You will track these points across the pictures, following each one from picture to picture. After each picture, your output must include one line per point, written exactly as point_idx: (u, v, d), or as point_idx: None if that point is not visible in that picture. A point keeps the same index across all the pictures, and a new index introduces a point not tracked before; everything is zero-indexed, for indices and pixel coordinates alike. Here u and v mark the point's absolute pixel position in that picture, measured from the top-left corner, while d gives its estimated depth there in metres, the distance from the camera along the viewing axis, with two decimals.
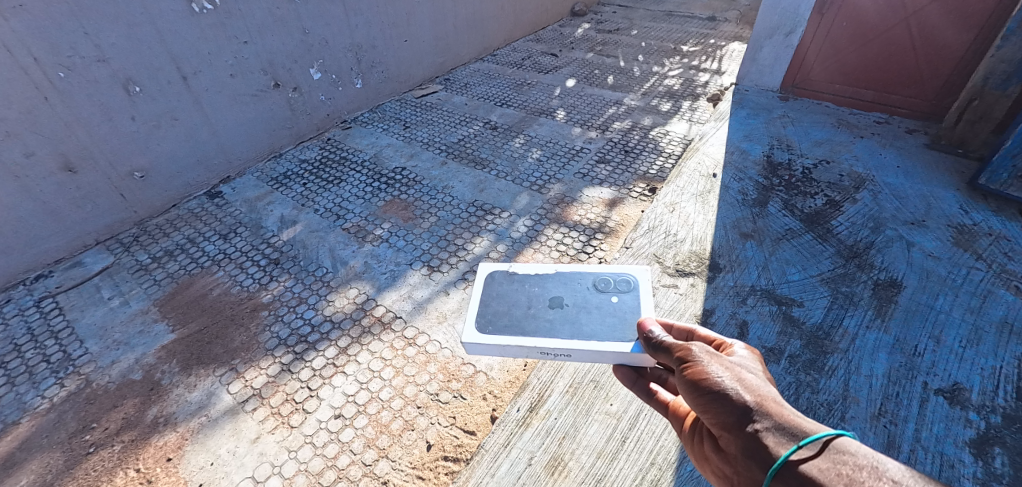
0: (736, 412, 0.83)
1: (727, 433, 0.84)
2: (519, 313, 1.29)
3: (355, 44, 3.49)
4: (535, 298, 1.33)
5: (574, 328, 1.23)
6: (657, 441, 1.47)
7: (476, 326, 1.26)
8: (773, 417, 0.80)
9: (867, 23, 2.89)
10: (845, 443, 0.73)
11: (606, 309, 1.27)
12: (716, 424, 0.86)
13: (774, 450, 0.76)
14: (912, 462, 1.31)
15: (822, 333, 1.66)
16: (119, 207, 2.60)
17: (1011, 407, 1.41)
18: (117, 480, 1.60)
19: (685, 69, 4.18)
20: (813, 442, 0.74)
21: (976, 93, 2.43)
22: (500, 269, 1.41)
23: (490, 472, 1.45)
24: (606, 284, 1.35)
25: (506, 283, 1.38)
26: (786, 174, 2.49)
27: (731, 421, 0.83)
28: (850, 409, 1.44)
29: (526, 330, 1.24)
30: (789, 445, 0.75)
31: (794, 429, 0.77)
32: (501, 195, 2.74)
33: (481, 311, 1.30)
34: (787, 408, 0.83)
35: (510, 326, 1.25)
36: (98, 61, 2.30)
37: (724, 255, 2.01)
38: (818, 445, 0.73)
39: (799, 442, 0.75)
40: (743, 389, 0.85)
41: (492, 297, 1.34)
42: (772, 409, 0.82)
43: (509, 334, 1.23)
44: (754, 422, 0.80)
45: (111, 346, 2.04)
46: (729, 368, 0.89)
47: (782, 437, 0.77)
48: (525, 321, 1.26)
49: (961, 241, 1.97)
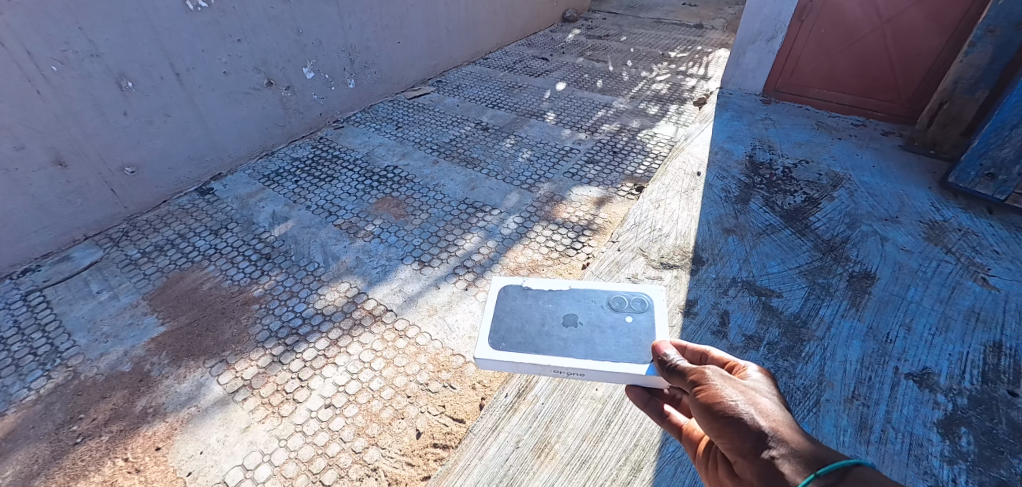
0: (752, 438, 0.86)
1: (742, 459, 0.87)
2: (533, 330, 1.33)
3: (348, 45, 3.54)
4: (549, 315, 1.37)
5: (588, 347, 1.26)
6: (640, 425, 1.51)
7: (489, 341, 1.30)
8: (788, 444, 0.83)
9: (844, 30, 3.01)
10: (863, 474, 0.74)
11: (621, 330, 1.30)
12: (731, 449, 0.89)
13: (792, 477, 0.78)
14: (883, 441, 1.36)
15: (799, 321, 1.72)
16: (109, 202, 2.60)
17: (976, 389, 1.47)
18: (104, 469, 1.60)
19: (672, 74, 4.29)
20: (830, 470, 0.75)
21: (946, 98, 2.52)
22: (514, 283, 1.46)
23: (478, 454, 1.48)
24: (620, 303, 1.38)
25: (520, 298, 1.43)
26: (767, 173, 2.57)
27: (746, 446, 0.86)
28: (825, 393, 1.49)
29: (539, 348, 1.27)
30: (807, 473, 0.77)
31: (810, 456, 0.80)
32: (492, 193, 2.79)
33: (494, 326, 1.34)
34: (803, 436, 0.85)
35: (523, 343, 1.29)
36: (91, 56, 2.32)
37: (707, 249, 2.08)
38: (835, 473, 0.75)
39: (816, 470, 0.77)
40: (758, 415, 0.88)
41: (505, 312, 1.39)
42: (786, 436, 0.85)
43: (523, 351, 1.27)
44: (769, 449, 0.83)
45: (100, 339, 2.03)
46: (743, 392, 0.93)
47: (798, 465, 0.80)
48: (539, 339, 1.30)
49: (933, 236, 2.05)
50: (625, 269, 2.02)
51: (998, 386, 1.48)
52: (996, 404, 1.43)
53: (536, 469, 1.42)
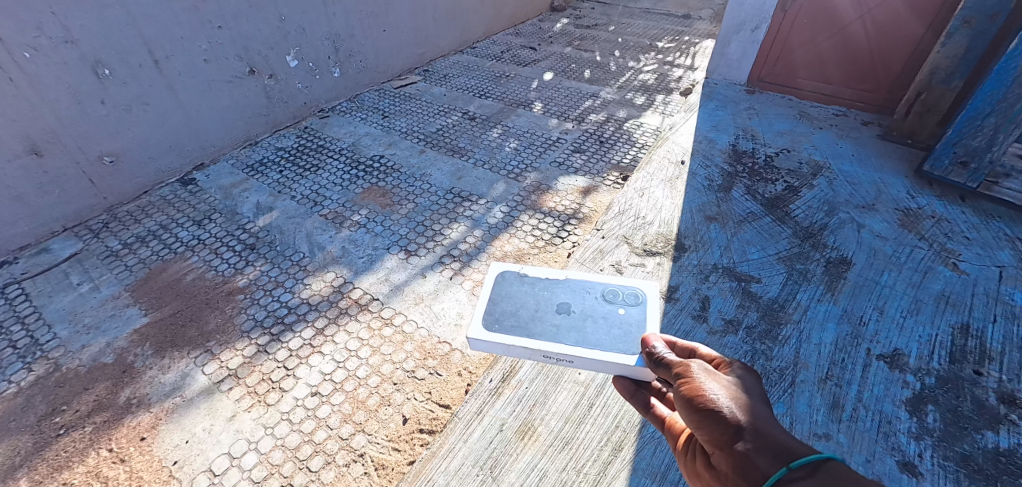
0: (729, 431, 0.86)
1: (719, 451, 0.87)
2: (527, 315, 1.35)
3: (333, 33, 3.49)
4: (543, 302, 1.39)
5: (580, 335, 1.28)
6: (622, 407, 1.54)
7: (483, 322, 1.32)
8: (762, 438, 0.83)
9: (826, 21, 3.04)
10: (833, 468, 0.74)
11: (613, 321, 1.32)
12: (709, 441, 0.90)
13: (764, 469, 0.79)
14: (854, 419, 1.41)
15: (777, 305, 1.77)
16: (88, 193, 2.56)
17: (943, 369, 1.53)
18: (89, 459, 1.60)
19: (660, 64, 4.30)
20: (802, 463, 0.76)
21: (923, 88, 2.57)
22: (512, 270, 1.48)
23: (463, 438, 1.50)
24: (614, 295, 1.40)
25: (516, 284, 1.44)
26: (750, 162, 2.61)
27: (724, 439, 0.86)
28: (801, 374, 1.54)
29: (531, 332, 1.30)
30: (779, 467, 0.78)
31: (783, 451, 0.81)
32: (479, 183, 2.79)
33: (489, 309, 1.36)
34: (779, 431, 0.85)
35: (516, 326, 1.31)
36: (66, 42, 2.26)
37: (690, 236, 2.11)
38: (806, 466, 0.75)
39: (788, 463, 0.78)
40: (737, 409, 0.89)
41: (501, 297, 1.40)
42: (764, 431, 0.85)
43: (515, 335, 1.29)
44: (745, 442, 0.84)
45: (81, 331, 2.01)
46: (725, 386, 0.93)
47: (771, 459, 0.80)
48: (532, 323, 1.32)
49: (907, 223, 2.10)
50: (609, 256, 2.04)
51: (964, 366, 1.54)
52: (962, 383, 1.49)
53: (519, 451, 1.45)
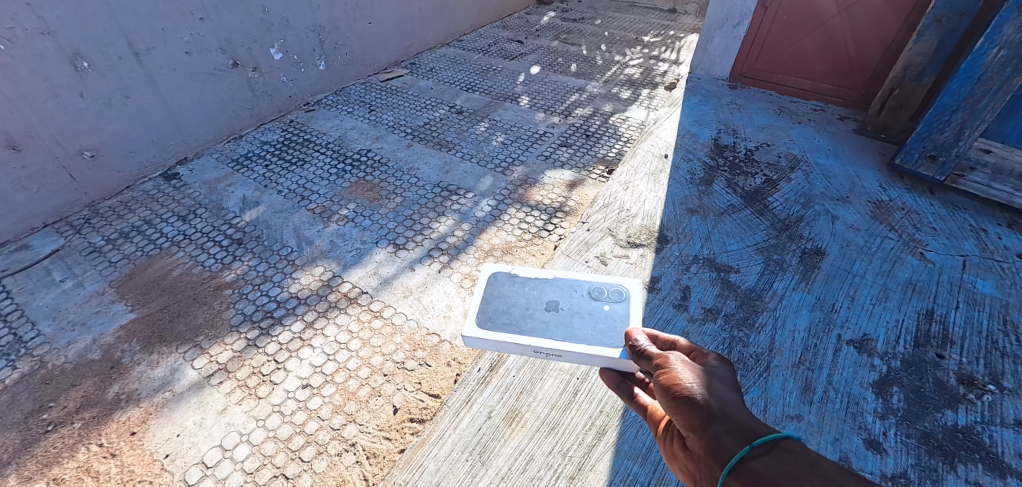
0: (701, 414, 0.91)
1: (692, 434, 0.92)
2: (518, 313, 1.39)
3: (317, 25, 3.46)
4: (533, 300, 1.43)
5: (568, 331, 1.33)
6: (605, 393, 1.60)
7: (477, 321, 1.36)
8: (731, 420, 0.88)
9: (806, 17, 3.09)
10: (790, 445, 0.81)
11: (599, 316, 1.37)
12: (684, 425, 0.94)
13: (731, 448, 0.85)
14: (824, 401, 1.49)
15: (754, 294, 1.84)
16: (68, 188, 2.52)
17: (908, 353, 1.62)
18: (79, 455, 1.60)
19: (646, 58, 4.35)
20: (764, 442, 0.82)
21: (896, 84, 2.66)
22: (503, 270, 1.52)
23: (453, 425, 1.54)
24: (600, 292, 1.44)
25: (508, 284, 1.49)
26: (730, 156, 2.67)
27: (696, 422, 0.91)
28: (775, 359, 1.61)
29: (523, 329, 1.34)
30: (743, 446, 0.84)
31: (749, 432, 0.86)
32: (466, 177, 2.81)
33: (482, 308, 1.41)
34: (746, 414, 0.91)
35: (508, 324, 1.36)
36: (42, 34, 2.22)
37: (672, 229, 2.17)
38: (767, 445, 0.82)
39: (752, 442, 0.84)
40: (709, 395, 0.94)
41: (493, 296, 1.45)
42: (732, 414, 0.90)
43: (507, 332, 1.33)
44: (715, 424, 0.88)
45: (66, 328, 2.00)
46: (700, 375, 0.98)
47: (738, 439, 0.86)
48: (523, 321, 1.37)
49: (878, 215, 2.19)
50: (594, 249, 2.09)
51: (928, 349, 1.62)
52: (925, 365, 1.57)
53: (507, 437, 1.50)
